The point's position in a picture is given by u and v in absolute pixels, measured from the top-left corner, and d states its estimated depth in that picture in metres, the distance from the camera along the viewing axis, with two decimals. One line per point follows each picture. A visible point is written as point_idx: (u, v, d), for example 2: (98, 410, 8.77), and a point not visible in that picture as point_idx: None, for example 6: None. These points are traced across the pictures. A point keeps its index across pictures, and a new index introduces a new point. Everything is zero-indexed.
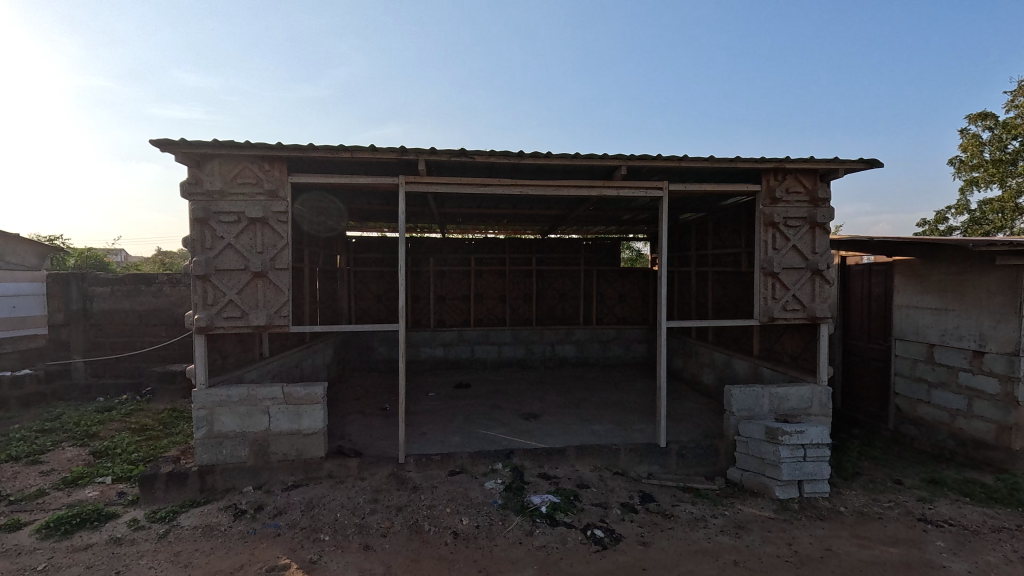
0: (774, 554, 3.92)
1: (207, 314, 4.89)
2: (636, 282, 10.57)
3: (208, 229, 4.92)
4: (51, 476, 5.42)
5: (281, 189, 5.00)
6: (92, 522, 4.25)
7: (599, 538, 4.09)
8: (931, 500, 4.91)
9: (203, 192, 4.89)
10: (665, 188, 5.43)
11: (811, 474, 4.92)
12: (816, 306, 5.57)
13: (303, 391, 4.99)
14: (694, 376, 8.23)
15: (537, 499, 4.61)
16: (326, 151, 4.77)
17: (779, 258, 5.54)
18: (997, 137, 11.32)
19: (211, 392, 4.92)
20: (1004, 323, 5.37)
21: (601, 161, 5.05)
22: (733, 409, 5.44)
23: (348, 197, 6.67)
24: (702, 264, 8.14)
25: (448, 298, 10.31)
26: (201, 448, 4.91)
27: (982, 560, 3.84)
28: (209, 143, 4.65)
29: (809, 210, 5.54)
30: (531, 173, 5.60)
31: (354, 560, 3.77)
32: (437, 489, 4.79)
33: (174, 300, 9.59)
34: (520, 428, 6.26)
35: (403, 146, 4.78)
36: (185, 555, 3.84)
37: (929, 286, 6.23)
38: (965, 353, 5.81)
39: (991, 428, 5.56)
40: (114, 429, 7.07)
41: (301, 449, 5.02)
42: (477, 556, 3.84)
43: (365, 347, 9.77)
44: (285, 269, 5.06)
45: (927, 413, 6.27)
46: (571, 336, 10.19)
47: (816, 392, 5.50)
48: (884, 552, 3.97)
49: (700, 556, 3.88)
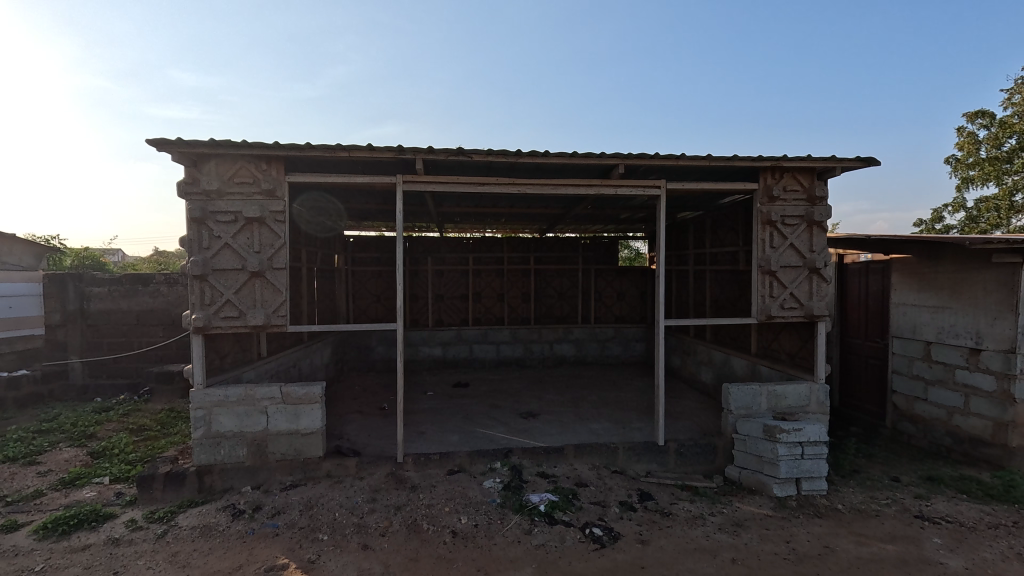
0: (772, 552, 3.93)
1: (204, 314, 4.88)
2: (635, 281, 10.58)
3: (206, 228, 4.91)
4: (49, 476, 5.40)
5: (279, 188, 4.99)
6: (89, 523, 4.24)
7: (597, 536, 4.10)
8: (928, 497, 4.93)
9: (200, 191, 4.87)
10: (663, 186, 5.43)
11: (809, 471, 4.93)
12: (814, 305, 5.58)
13: (302, 391, 4.98)
14: (692, 375, 8.24)
15: (536, 498, 4.61)
16: (324, 150, 4.76)
17: (777, 256, 5.55)
18: (994, 135, 11.36)
19: (209, 392, 4.91)
20: (1001, 321, 5.38)
21: (599, 160, 5.05)
22: (731, 407, 5.45)
23: (346, 197, 6.67)
24: (700, 263, 8.16)
25: (447, 297, 10.30)
26: (199, 448, 4.90)
27: (979, 557, 3.86)
28: (206, 142, 4.63)
29: (807, 208, 5.55)
30: (529, 172, 5.59)
31: (351, 560, 3.76)
32: (436, 488, 4.80)
33: (172, 300, 9.58)
34: (519, 427, 6.26)
35: (401, 145, 4.77)
36: (183, 555, 3.83)
37: (926, 284, 6.25)
38: (962, 351, 5.82)
39: (988, 426, 5.58)
40: (112, 429, 7.05)
41: (300, 448, 5.02)
42: (476, 555, 3.84)
43: (363, 347, 9.76)
44: (283, 269, 5.05)
45: (925, 410, 6.29)
46: (570, 335, 10.20)
47: (814, 390, 5.52)
48: (882, 549, 3.98)
49: (698, 554, 3.89)
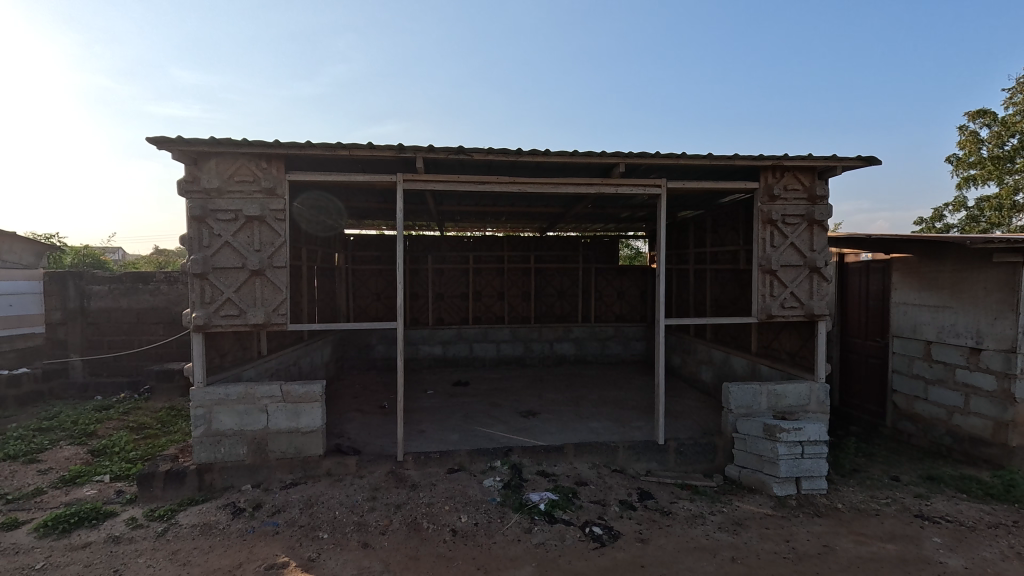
0: (772, 551, 3.93)
1: (204, 312, 4.88)
2: (635, 281, 10.57)
3: (206, 227, 4.91)
4: (49, 474, 5.41)
5: (279, 186, 4.98)
6: (90, 521, 4.25)
7: (597, 535, 4.10)
8: (928, 496, 4.93)
9: (201, 189, 4.86)
10: (663, 185, 5.42)
11: (809, 470, 4.93)
12: (814, 304, 5.58)
13: (302, 390, 4.98)
14: (692, 373, 8.25)
15: (536, 497, 4.62)
16: (324, 148, 4.75)
17: (777, 256, 5.55)
18: (996, 134, 11.33)
19: (209, 390, 4.91)
20: (1001, 320, 5.38)
21: (600, 159, 5.04)
22: (731, 406, 5.45)
23: (346, 195, 6.65)
24: (700, 262, 8.16)
25: (447, 296, 10.30)
26: (199, 447, 4.90)
27: (978, 556, 3.86)
28: (205, 140, 4.63)
29: (807, 207, 5.54)
30: (530, 171, 5.59)
31: (351, 559, 3.76)
32: (436, 487, 4.80)
33: (172, 299, 9.58)
34: (519, 426, 6.26)
35: (402, 143, 4.77)
36: (183, 553, 3.83)
37: (926, 283, 6.25)
38: (962, 350, 5.82)
39: (988, 425, 5.58)
40: (112, 427, 7.06)
41: (300, 447, 5.02)
42: (477, 553, 3.85)
43: (363, 346, 9.76)
44: (283, 268, 5.05)
45: (925, 410, 6.29)
46: (570, 334, 10.20)
47: (814, 389, 5.52)
48: (882, 548, 3.98)
49: (698, 553, 3.89)
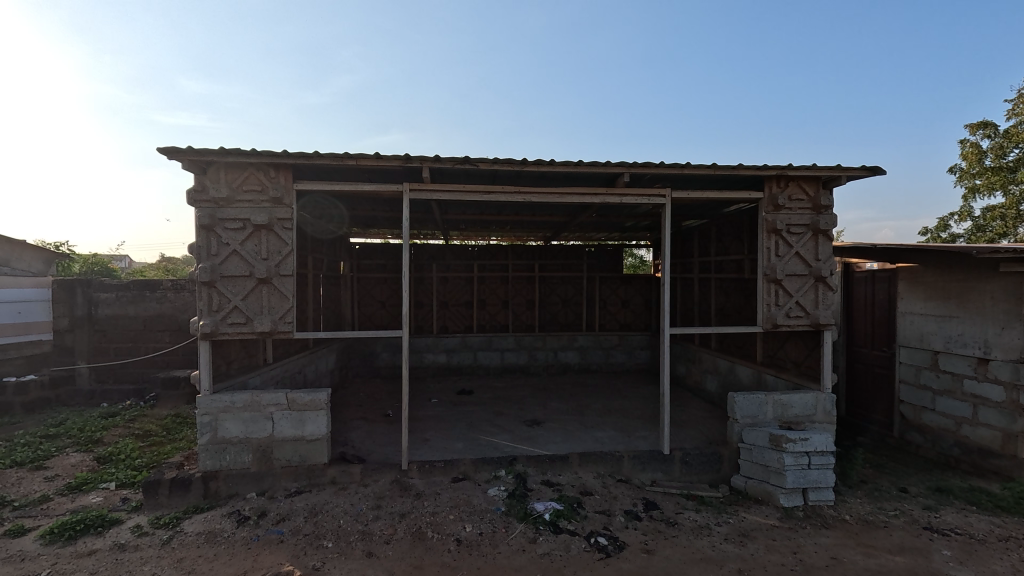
0: (778, 563, 3.90)
1: (212, 319, 4.92)
2: (639, 290, 10.56)
3: (214, 235, 4.97)
4: (56, 481, 5.45)
5: (286, 196, 5.04)
6: (95, 528, 4.25)
7: (602, 545, 4.07)
8: (936, 508, 4.87)
9: (210, 199, 4.92)
10: (667, 195, 5.44)
11: (816, 481, 4.90)
12: (820, 313, 5.57)
13: (307, 397, 4.99)
14: (697, 383, 8.23)
15: (540, 506, 4.59)
16: (331, 158, 4.81)
17: (782, 265, 5.55)
18: (998, 145, 11.29)
19: (215, 397, 4.94)
20: (1009, 331, 5.35)
21: (603, 169, 5.08)
22: (737, 416, 5.43)
23: (351, 203, 6.72)
24: (705, 271, 8.18)
25: (452, 304, 10.34)
26: (205, 454, 4.93)
27: (988, 569, 3.81)
28: (215, 151, 4.71)
29: (812, 217, 5.55)
30: (534, 181, 5.64)
31: (356, 567, 3.76)
32: (440, 496, 4.78)
33: (179, 306, 9.65)
34: (523, 435, 6.26)
35: (408, 154, 4.83)
36: (188, 561, 3.84)
37: (932, 293, 6.23)
38: (970, 361, 5.78)
39: (996, 436, 5.52)
40: (117, 435, 7.08)
41: (304, 454, 5.03)
42: (481, 562, 3.84)
43: (368, 353, 9.79)
44: (290, 276, 5.09)
45: (932, 420, 6.24)
46: (574, 342, 10.18)
47: (820, 399, 5.49)
48: (890, 560, 3.95)
49: (704, 564, 3.86)
